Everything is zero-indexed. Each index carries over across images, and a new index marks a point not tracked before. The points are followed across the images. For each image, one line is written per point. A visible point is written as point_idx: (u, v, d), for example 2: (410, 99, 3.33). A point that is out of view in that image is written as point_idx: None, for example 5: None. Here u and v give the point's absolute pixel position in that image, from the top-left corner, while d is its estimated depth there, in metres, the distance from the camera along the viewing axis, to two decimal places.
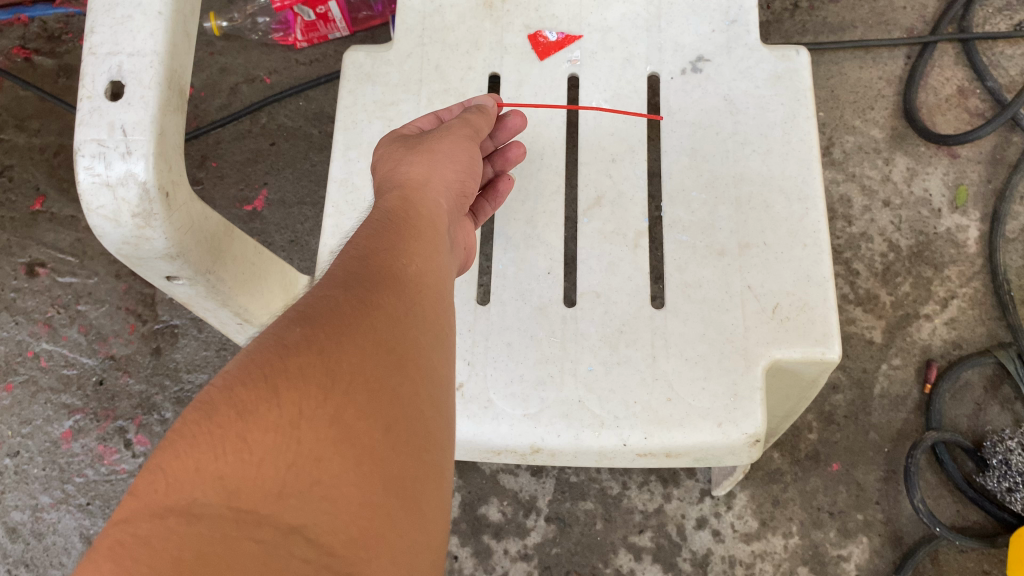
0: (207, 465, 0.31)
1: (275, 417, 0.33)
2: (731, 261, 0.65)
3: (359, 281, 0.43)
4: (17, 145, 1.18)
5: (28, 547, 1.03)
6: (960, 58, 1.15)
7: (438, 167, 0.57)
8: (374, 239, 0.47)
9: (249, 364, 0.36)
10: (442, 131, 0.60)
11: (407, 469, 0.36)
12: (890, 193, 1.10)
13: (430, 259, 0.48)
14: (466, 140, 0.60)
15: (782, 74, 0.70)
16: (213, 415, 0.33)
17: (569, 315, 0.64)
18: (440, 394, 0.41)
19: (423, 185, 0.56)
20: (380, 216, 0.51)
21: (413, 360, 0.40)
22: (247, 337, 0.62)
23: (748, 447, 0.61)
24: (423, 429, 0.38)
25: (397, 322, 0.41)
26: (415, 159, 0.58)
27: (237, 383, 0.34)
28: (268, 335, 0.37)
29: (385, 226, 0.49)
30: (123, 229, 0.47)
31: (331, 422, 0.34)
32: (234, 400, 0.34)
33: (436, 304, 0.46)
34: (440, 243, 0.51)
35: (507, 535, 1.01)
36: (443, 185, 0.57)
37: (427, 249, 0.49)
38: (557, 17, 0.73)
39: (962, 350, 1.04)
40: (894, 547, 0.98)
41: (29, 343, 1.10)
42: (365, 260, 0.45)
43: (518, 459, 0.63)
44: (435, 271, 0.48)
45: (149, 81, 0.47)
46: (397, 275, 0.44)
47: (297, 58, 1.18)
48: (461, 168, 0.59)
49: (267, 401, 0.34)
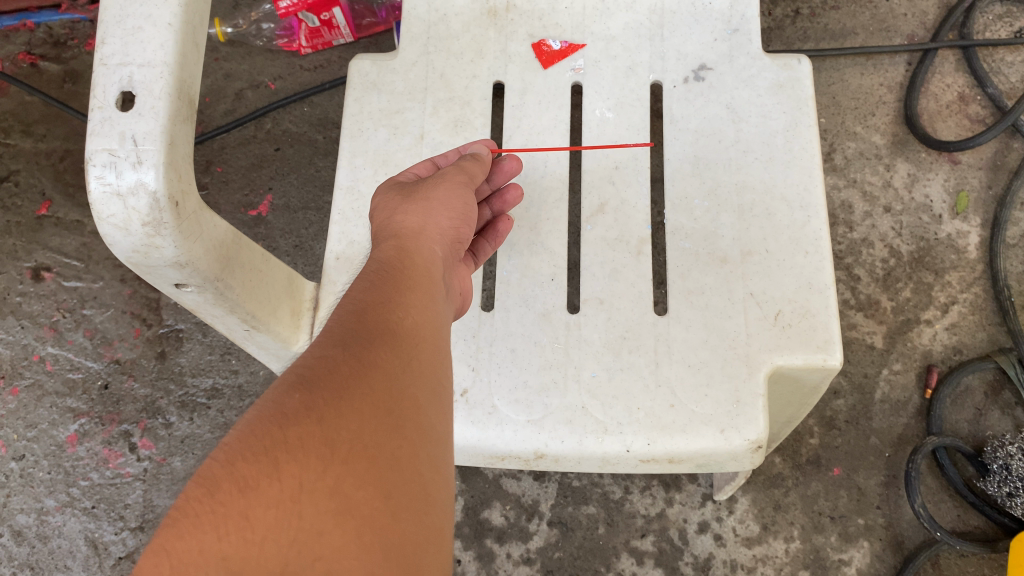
0: (210, 545, 0.32)
1: (275, 491, 0.34)
2: (733, 268, 0.65)
3: (357, 339, 0.43)
4: (22, 150, 1.19)
5: (33, 551, 1.04)
6: (961, 65, 1.15)
7: (433, 216, 0.57)
8: (371, 293, 0.48)
9: (248, 434, 0.36)
10: (437, 178, 0.60)
11: (408, 534, 0.36)
12: (891, 199, 1.11)
13: (428, 309, 0.49)
14: (460, 187, 0.60)
15: (784, 82, 0.70)
16: (216, 492, 0.34)
17: (572, 321, 0.65)
18: (440, 451, 0.41)
19: (418, 234, 0.55)
20: (377, 266, 0.51)
21: (413, 420, 0.40)
22: (254, 343, 0.62)
23: (750, 453, 0.61)
24: (423, 491, 0.38)
25: (395, 381, 0.41)
26: (410, 207, 0.57)
27: (237, 456, 0.35)
28: (268, 403, 0.38)
29: (382, 278, 0.49)
30: (133, 237, 0.48)
31: (331, 493, 0.35)
32: (235, 475, 0.34)
33: (434, 355, 0.46)
34: (437, 290, 0.51)
35: (510, 539, 1.01)
36: (438, 234, 0.57)
37: (425, 298, 0.49)
38: (561, 26, 0.74)
39: (963, 356, 1.05)
40: (895, 552, 0.98)
41: (34, 347, 1.11)
42: (362, 315, 0.45)
43: (522, 464, 0.64)
44: (433, 319, 0.48)
45: (159, 92, 0.48)
46: (395, 329, 0.45)
47: (301, 64, 1.19)
48: (455, 215, 0.58)
49: (267, 475, 0.34)
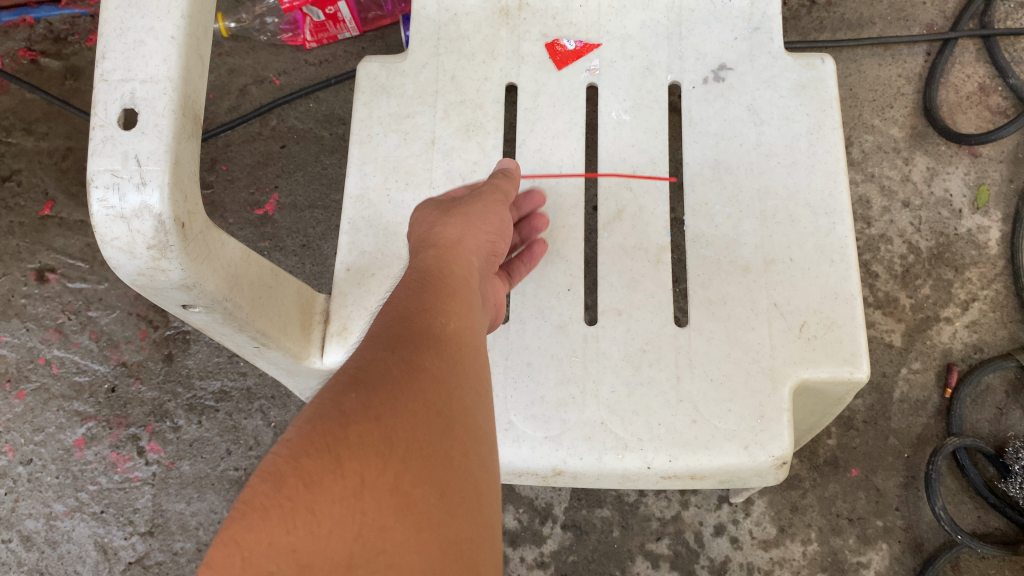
0: (280, 538, 0.31)
1: (341, 485, 0.33)
2: (757, 277, 0.64)
3: (404, 344, 0.43)
4: (24, 149, 1.17)
5: (42, 556, 1.03)
6: (981, 55, 1.12)
7: (472, 229, 0.57)
8: (411, 302, 0.47)
9: (309, 429, 0.35)
10: (475, 196, 0.60)
11: (464, 533, 0.36)
12: (910, 194, 1.08)
13: (467, 317, 0.49)
14: (498, 205, 0.60)
15: (807, 83, 0.68)
16: (282, 484, 0.33)
17: (591, 333, 0.63)
18: (486, 454, 0.41)
19: (458, 244, 0.55)
20: (416, 276, 0.51)
21: (460, 422, 0.40)
22: (263, 359, 0.60)
23: (774, 469, 0.60)
24: (474, 490, 0.38)
25: (443, 384, 0.41)
26: (449, 221, 0.57)
27: (302, 450, 0.34)
28: (324, 400, 0.37)
29: (421, 288, 0.49)
30: (138, 260, 0.46)
31: (393, 489, 0.35)
32: (300, 468, 0.34)
33: (474, 362, 0.46)
34: (474, 300, 0.51)
35: (523, 543, 1.00)
36: (477, 247, 0.57)
37: (463, 308, 0.49)
38: (575, 25, 0.71)
39: (983, 354, 1.03)
40: (914, 554, 0.97)
41: (40, 350, 1.10)
42: (405, 323, 0.45)
43: (539, 480, 0.62)
44: (471, 329, 0.48)
45: (162, 109, 0.46)
46: (438, 336, 0.45)
47: (306, 58, 1.17)
48: (492, 229, 0.59)
49: (332, 470, 0.34)
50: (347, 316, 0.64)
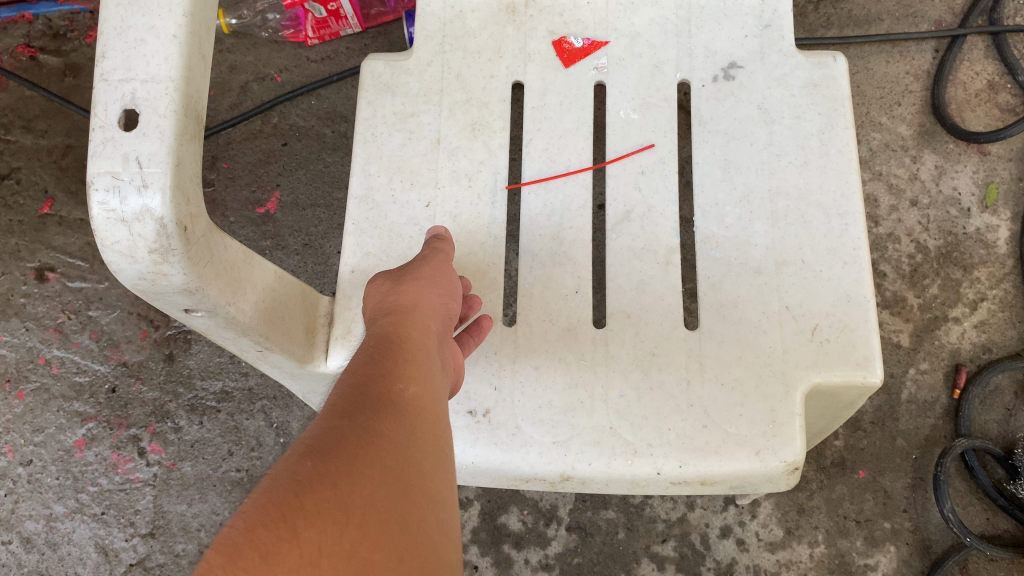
0: None
1: (295, 560, 0.33)
2: (768, 279, 0.63)
3: (362, 406, 0.42)
4: (23, 147, 1.16)
5: (42, 558, 1.02)
6: (990, 52, 1.11)
7: (426, 290, 0.56)
8: (370, 362, 0.47)
9: (264, 502, 0.35)
10: (422, 258, 0.58)
11: None
12: (918, 192, 1.07)
13: (429, 375, 0.48)
14: (445, 265, 0.58)
15: (819, 81, 0.67)
16: (236, 559, 0.32)
17: (599, 337, 0.62)
18: (445, 517, 0.41)
19: (414, 307, 0.54)
20: (375, 339, 0.50)
21: (418, 486, 0.40)
22: (267, 362, 0.60)
23: (785, 475, 0.59)
24: (431, 559, 0.38)
25: (402, 448, 0.41)
26: (401, 286, 0.56)
27: (257, 523, 0.34)
28: (279, 471, 0.37)
29: (377, 352, 0.48)
30: (139, 264, 0.45)
31: (348, 562, 0.34)
32: (255, 542, 0.33)
33: (436, 422, 0.46)
34: (435, 359, 0.50)
35: (528, 545, 0.99)
36: (433, 307, 0.55)
37: (426, 365, 0.49)
38: (583, 22, 0.70)
39: (992, 354, 1.02)
40: (922, 556, 0.96)
41: (40, 350, 1.09)
42: (361, 389, 0.44)
43: (547, 486, 0.61)
44: (434, 388, 0.48)
45: (164, 109, 0.45)
46: (399, 396, 0.44)
47: (308, 55, 1.16)
48: (444, 289, 0.57)
49: (286, 543, 0.34)
50: (352, 318, 0.63)
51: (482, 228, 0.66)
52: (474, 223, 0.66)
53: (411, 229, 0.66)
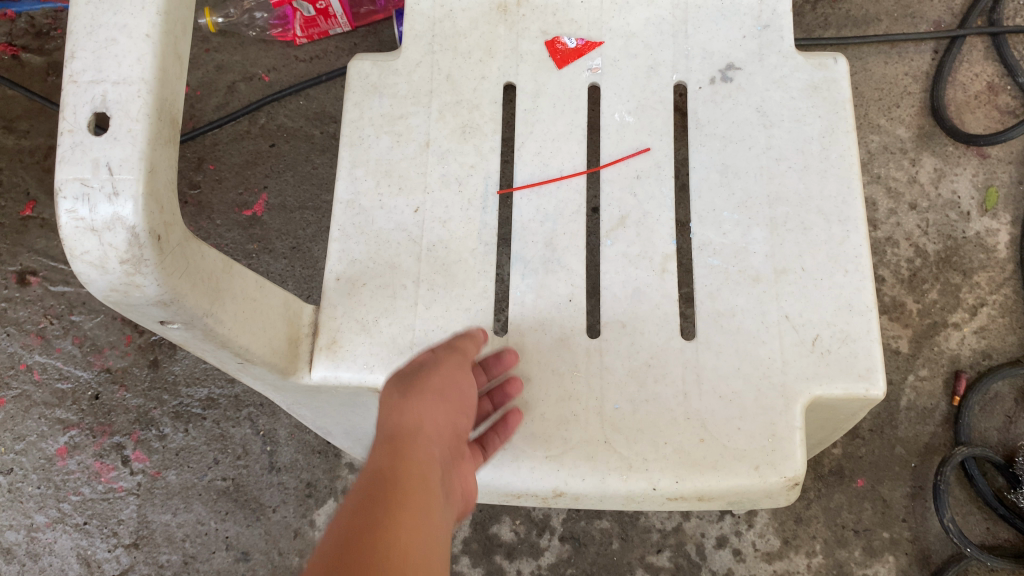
0: None
1: None
2: (767, 288, 0.61)
3: None
4: (5, 147, 1.13)
5: (23, 569, 0.99)
6: (990, 53, 1.10)
7: (428, 411, 0.53)
8: (362, 518, 0.45)
9: None
10: (432, 364, 0.55)
11: None
12: (917, 196, 1.06)
13: (424, 525, 0.46)
14: (456, 378, 0.55)
15: (820, 84, 0.65)
16: None
17: (593, 347, 0.60)
18: None
19: (415, 434, 0.51)
20: (369, 483, 0.48)
21: None
22: (248, 374, 0.57)
23: (785, 490, 0.57)
24: None
25: None
26: (405, 405, 0.53)
27: None
28: None
29: (372, 500, 0.46)
30: (110, 275, 0.43)
31: None
32: None
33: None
34: (433, 498, 0.48)
35: (520, 556, 0.97)
36: (437, 432, 0.52)
37: (421, 512, 0.46)
38: (576, 22, 0.68)
39: (992, 360, 1.00)
40: (921, 566, 0.94)
41: (21, 356, 1.06)
42: (350, 554, 0.42)
43: (539, 502, 0.59)
44: (429, 538, 0.46)
45: (136, 113, 0.42)
46: (388, 562, 0.42)
47: (296, 54, 1.13)
48: (453, 412, 0.54)
49: None
50: (337, 328, 0.61)
51: (473, 233, 0.64)
52: (464, 228, 0.64)
53: (399, 235, 0.64)
